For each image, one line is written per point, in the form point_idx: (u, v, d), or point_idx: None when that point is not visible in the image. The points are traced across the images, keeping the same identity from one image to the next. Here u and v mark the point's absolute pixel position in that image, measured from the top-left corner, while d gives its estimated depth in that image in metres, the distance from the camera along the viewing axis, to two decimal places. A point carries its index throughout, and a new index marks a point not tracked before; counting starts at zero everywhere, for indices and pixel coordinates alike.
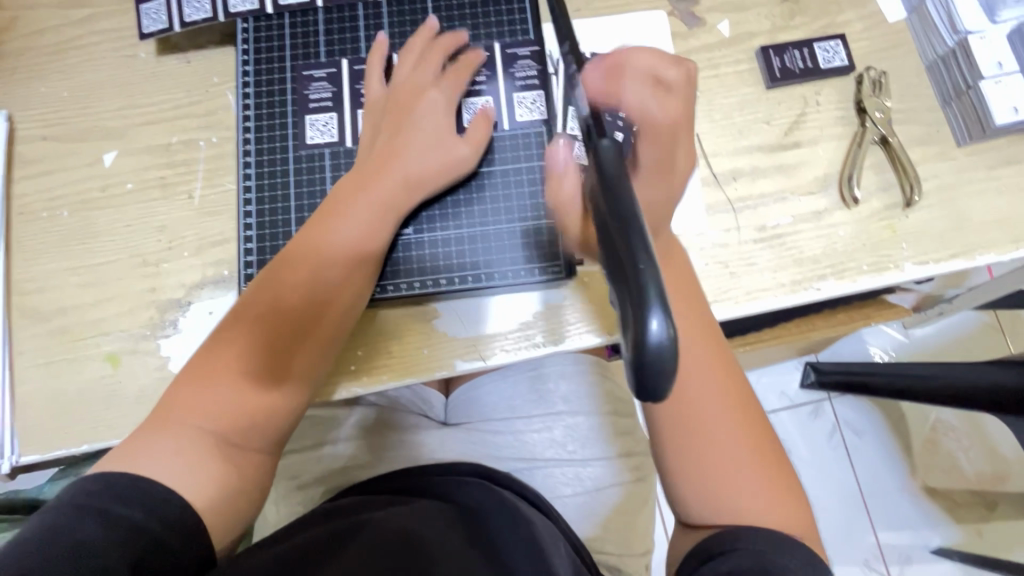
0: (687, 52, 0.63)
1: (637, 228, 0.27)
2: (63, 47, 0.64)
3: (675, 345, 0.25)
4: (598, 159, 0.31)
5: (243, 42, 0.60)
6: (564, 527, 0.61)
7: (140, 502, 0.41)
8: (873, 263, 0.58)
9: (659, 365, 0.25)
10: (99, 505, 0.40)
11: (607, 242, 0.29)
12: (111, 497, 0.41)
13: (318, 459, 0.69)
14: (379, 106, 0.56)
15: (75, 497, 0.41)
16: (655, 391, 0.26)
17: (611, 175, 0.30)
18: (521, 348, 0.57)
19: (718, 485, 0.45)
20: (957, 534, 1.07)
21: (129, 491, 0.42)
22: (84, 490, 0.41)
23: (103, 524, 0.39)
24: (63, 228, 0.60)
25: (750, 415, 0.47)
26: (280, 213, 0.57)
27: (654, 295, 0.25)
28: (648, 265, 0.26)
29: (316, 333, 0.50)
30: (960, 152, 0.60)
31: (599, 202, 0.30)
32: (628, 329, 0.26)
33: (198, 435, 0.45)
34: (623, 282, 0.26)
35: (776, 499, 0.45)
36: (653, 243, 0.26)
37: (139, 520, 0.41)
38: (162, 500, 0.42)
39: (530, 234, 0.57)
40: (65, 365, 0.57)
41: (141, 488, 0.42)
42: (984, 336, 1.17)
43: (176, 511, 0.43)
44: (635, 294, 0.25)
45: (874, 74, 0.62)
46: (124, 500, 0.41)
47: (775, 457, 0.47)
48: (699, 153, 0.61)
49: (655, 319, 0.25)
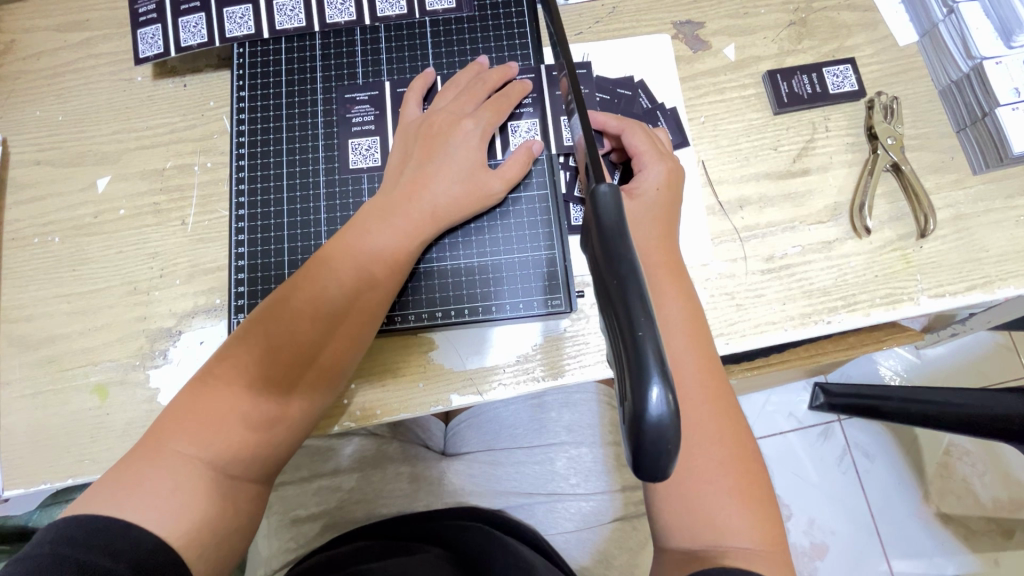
0: (692, 76, 0.62)
1: (636, 288, 0.26)
2: (60, 71, 0.63)
3: (676, 416, 0.24)
4: (595, 204, 0.30)
5: (239, 68, 0.59)
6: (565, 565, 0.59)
7: (126, 554, 0.37)
8: (885, 295, 0.56)
9: (662, 439, 0.24)
10: (83, 556, 0.36)
11: (605, 299, 0.28)
12: (95, 548, 0.36)
13: (313, 491, 0.67)
14: (412, 129, 0.54)
15: (57, 544, 0.36)
16: (657, 465, 0.25)
17: (609, 224, 0.29)
18: (520, 381, 0.55)
19: (703, 524, 0.41)
20: (974, 563, 1.03)
21: (116, 539, 0.37)
22: (66, 536, 0.37)
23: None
24: (53, 255, 0.59)
25: (744, 451, 0.43)
26: (273, 242, 0.55)
27: (655, 366, 0.24)
28: (647, 329, 0.25)
29: (321, 364, 0.46)
30: (976, 180, 0.58)
31: (597, 254, 0.29)
32: (627, 400, 0.25)
33: (190, 471, 0.41)
34: (621, 346, 0.26)
35: (767, 544, 0.41)
36: (653, 307, 0.26)
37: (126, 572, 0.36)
38: (150, 551, 0.38)
39: (538, 266, 0.55)
40: (51, 396, 0.56)
41: (131, 536, 0.38)
42: (1000, 359, 1.14)
43: (163, 563, 0.38)
44: (635, 364, 0.25)
45: (885, 100, 0.60)
46: (110, 551, 0.37)
47: (768, 497, 0.43)
48: (704, 180, 0.59)
49: (655, 390, 0.24)
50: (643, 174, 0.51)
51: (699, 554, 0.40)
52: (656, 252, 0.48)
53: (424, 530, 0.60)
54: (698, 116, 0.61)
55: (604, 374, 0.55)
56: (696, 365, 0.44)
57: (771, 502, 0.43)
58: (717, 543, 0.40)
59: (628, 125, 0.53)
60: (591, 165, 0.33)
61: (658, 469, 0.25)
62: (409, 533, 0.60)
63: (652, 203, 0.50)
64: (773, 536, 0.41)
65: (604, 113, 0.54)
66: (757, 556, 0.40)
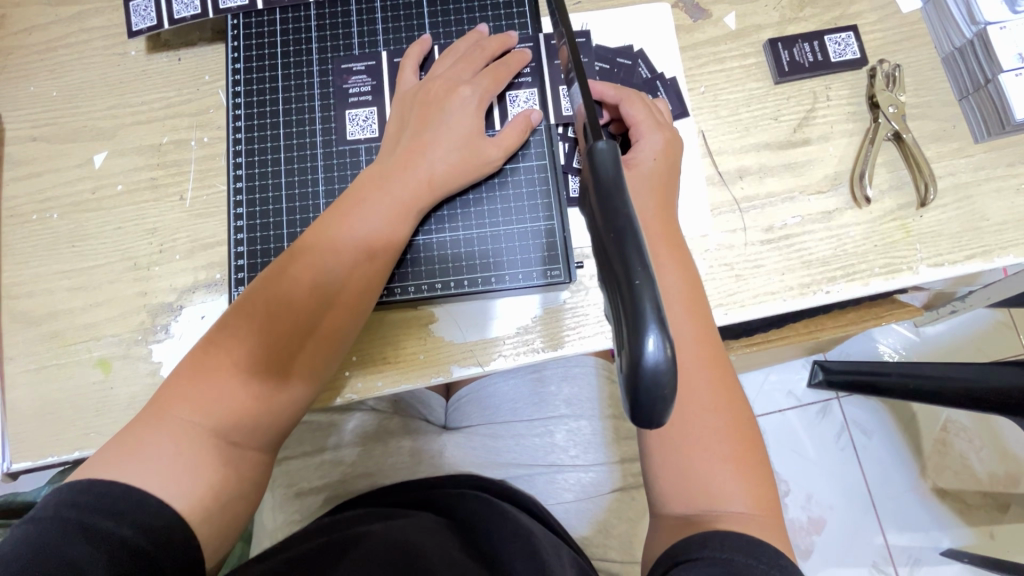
0: (692, 45, 0.61)
1: (634, 242, 0.26)
2: (52, 45, 0.63)
3: (672, 364, 0.24)
4: (594, 161, 0.30)
5: (233, 39, 0.59)
6: (565, 533, 0.60)
7: (129, 517, 0.38)
8: (885, 265, 0.56)
9: (658, 387, 0.24)
10: (85, 520, 0.37)
11: (603, 255, 0.28)
12: (97, 511, 0.37)
13: (317, 465, 0.68)
14: (409, 98, 0.54)
15: (60, 508, 0.37)
16: (654, 413, 0.25)
17: (607, 180, 0.29)
18: (520, 353, 0.56)
19: (697, 489, 0.42)
20: (969, 536, 1.05)
21: (118, 503, 0.38)
22: (69, 500, 0.38)
23: (88, 543, 0.36)
24: (52, 232, 0.59)
25: (738, 417, 0.44)
26: (272, 216, 0.55)
27: (652, 316, 0.25)
28: (645, 280, 0.25)
29: (321, 332, 0.46)
30: (977, 149, 0.58)
31: (595, 210, 0.29)
32: (624, 349, 0.25)
33: (191, 438, 0.42)
34: (619, 298, 0.26)
35: (761, 510, 0.41)
36: (650, 258, 0.26)
37: (129, 534, 0.37)
38: (153, 514, 0.39)
39: (537, 236, 0.55)
40: (55, 371, 0.56)
41: (133, 500, 0.39)
42: (999, 335, 1.14)
43: (166, 526, 0.39)
44: (633, 314, 0.25)
45: (887, 67, 0.59)
46: (112, 514, 0.38)
47: (762, 464, 0.43)
48: (703, 150, 0.59)
49: (652, 338, 0.24)
50: (643, 142, 0.51)
51: (694, 519, 0.41)
52: (653, 222, 0.48)
53: (421, 499, 0.60)
54: (698, 86, 0.60)
55: (603, 345, 0.56)
56: (693, 332, 0.45)
57: (766, 470, 0.43)
58: (711, 508, 0.41)
59: (626, 94, 0.53)
60: (589, 124, 0.33)
61: (654, 417, 0.26)
62: (409, 498, 0.61)
63: (650, 172, 0.50)
64: (766, 501, 0.42)
65: (602, 83, 0.54)
66: (750, 521, 0.40)
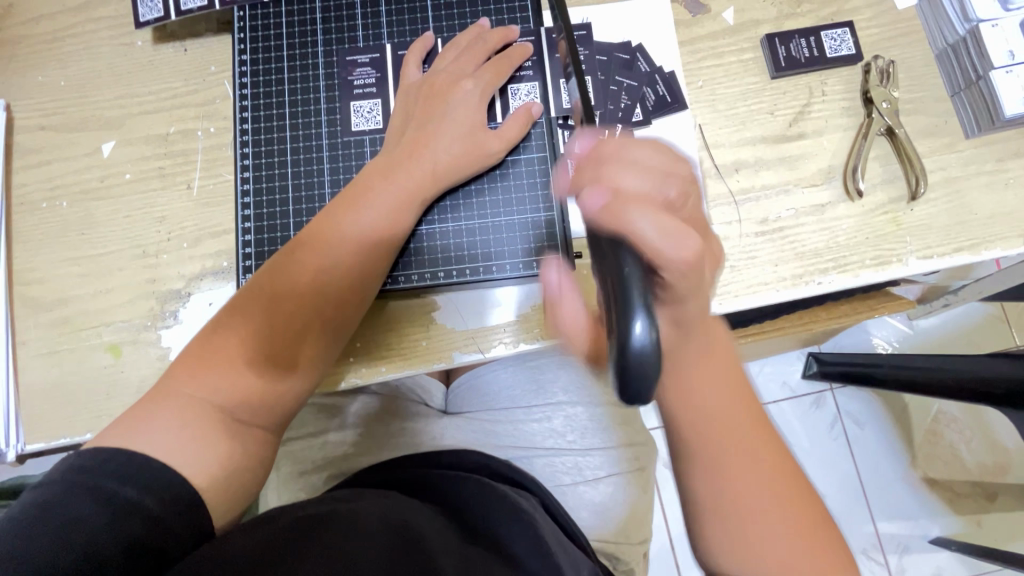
0: (691, 40, 0.62)
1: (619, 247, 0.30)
2: (59, 35, 0.63)
3: (656, 348, 0.28)
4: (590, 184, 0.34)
5: (239, 31, 0.60)
6: (557, 512, 0.62)
7: (136, 478, 0.40)
8: (875, 257, 0.58)
9: (644, 366, 0.27)
10: (93, 480, 0.39)
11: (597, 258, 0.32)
12: (105, 472, 0.39)
13: (321, 446, 0.70)
14: (413, 91, 0.55)
15: (69, 471, 0.39)
16: (641, 393, 0.28)
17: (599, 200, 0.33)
18: (521, 340, 0.57)
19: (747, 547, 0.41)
20: (956, 524, 1.07)
21: (126, 465, 0.40)
22: (80, 465, 0.40)
23: (95, 502, 0.38)
24: (61, 219, 0.60)
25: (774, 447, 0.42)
26: (278, 205, 0.56)
27: (640, 303, 0.28)
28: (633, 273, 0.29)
29: (327, 316, 0.49)
30: (968, 144, 0.59)
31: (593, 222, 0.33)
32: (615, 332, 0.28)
33: (199, 411, 0.44)
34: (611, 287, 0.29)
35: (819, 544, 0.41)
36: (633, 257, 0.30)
37: (135, 494, 0.39)
38: (158, 475, 0.41)
39: (538, 226, 0.56)
40: (67, 355, 0.57)
41: (140, 463, 0.41)
42: (990, 328, 1.16)
43: (172, 487, 0.41)
44: (622, 301, 0.28)
45: (882, 63, 0.60)
46: (120, 475, 0.40)
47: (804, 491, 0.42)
48: (701, 144, 0.60)
49: (640, 323, 0.27)
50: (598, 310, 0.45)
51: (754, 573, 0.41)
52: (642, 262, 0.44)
53: (416, 479, 0.60)
54: (696, 80, 0.61)
55: None
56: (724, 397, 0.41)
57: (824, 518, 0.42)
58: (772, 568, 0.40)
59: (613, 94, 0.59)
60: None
61: (641, 396, 0.28)
62: (404, 478, 0.60)
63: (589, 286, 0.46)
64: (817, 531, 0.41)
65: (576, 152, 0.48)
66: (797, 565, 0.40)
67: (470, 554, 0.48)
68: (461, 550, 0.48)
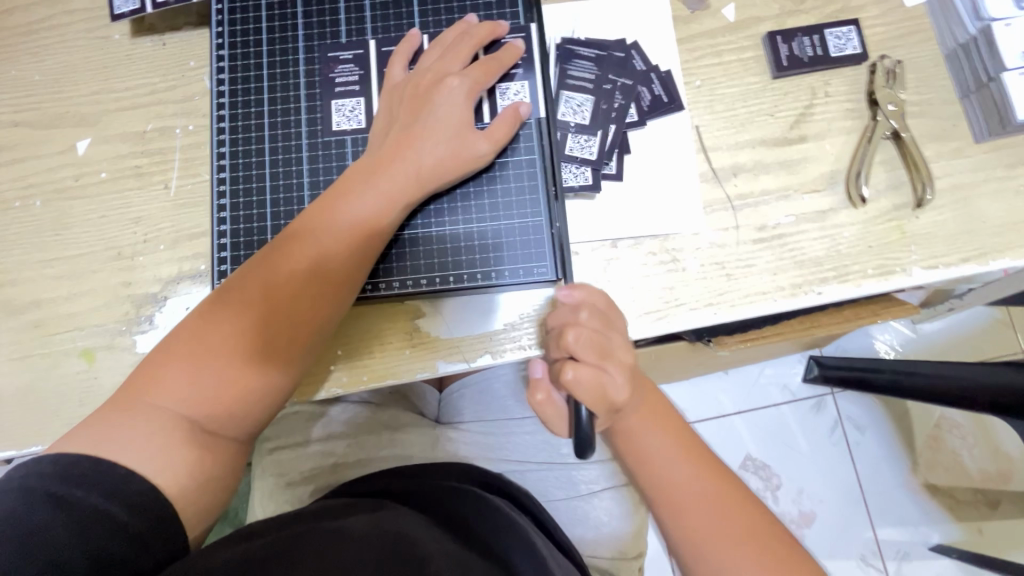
0: (689, 37, 0.59)
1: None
2: (34, 28, 0.61)
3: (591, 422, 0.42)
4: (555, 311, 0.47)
5: (219, 25, 0.57)
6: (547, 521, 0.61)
7: (101, 486, 0.38)
8: (879, 266, 0.55)
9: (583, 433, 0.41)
10: (55, 487, 0.37)
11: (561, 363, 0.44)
12: (67, 479, 0.38)
13: (306, 456, 0.68)
14: (397, 89, 0.53)
15: (29, 479, 0.38)
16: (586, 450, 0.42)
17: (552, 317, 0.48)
18: (509, 350, 0.55)
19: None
20: (957, 533, 1.05)
21: (90, 473, 0.39)
22: (41, 471, 0.38)
23: (57, 508, 0.36)
24: (35, 219, 0.58)
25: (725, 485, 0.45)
26: (256, 207, 0.54)
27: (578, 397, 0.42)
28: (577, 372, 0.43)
29: (303, 326, 0.46)
30: (977, 149, 0.57)
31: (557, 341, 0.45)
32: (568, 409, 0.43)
33: (168, 419, 0.42)
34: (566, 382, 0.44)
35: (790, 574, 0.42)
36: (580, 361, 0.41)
37: (100, 502, 0.38)
38: (124, 484, 0.39)
39: (526, 231, 0.54)
40: (39, 360, 0.56)
41: (106, 472, 0.39)
42: (996, 334, 1.13)
43: (140, 496, 0.39)
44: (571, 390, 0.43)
45: (888, 63, 0.58)
46: (83, 483, 0.38)
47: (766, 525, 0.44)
48: (697, 147, 0.58)
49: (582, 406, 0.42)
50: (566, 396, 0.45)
51: None
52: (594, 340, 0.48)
53: (403, 490, 0.58)
54: (694, 80, 0.59)
55: None
56: (665, 442, 0.46)
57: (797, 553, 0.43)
58: None
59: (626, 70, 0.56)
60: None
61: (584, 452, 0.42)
62: (382, 488, 0.59)
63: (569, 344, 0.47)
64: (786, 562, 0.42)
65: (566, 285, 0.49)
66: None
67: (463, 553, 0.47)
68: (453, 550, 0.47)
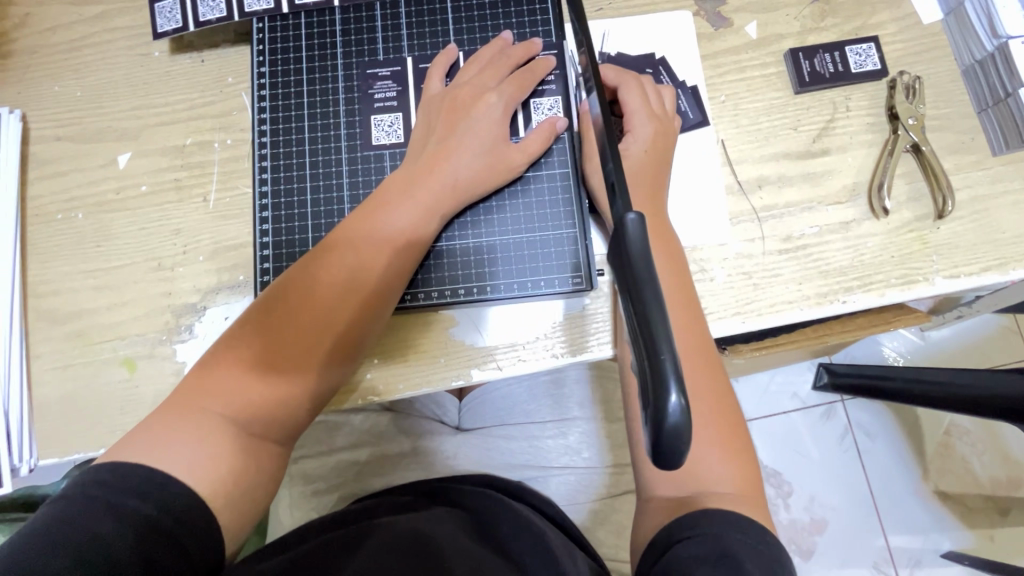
0: (713, 54, 0.61)
1: (648, 275, 0.29)
2: (77, 45, 0.63)
3: (688, 420, 0.27)
4: (621, 231, 0.31)
5: (258, 42, 0.59)
6: (567, 524, 0.60)
7: (153, 496, 0.39)
8: (901, 276, 0.57)
9: (677, 438, 0.27)
10: (112, 498, 0.38)
11: (624, 288, 0.30)
12: (124, 489, 0.39)
13: (334, 464, 0.69)
14: (435, 103, 0.54)
15: (87, 488, 0.39)
16: (671, 461, 0.28)
17: (636, 254, 0.30)
18: (540, 358, 0.56)
19: (691, 475, 0.44)
20: (969, 539, 1.06)
21: (143, 483, 0.40)
22: (97, 479, 0.39)
23: (115, 518, 0.37)
24: (77, 230, 0.60)
25: (722, 400, 0.47)
26: (297, 220, 0.56)
27: (671, 370, 0.27)
28: (657, 312, 0.28)
29: (343, 332, 0.47)
30: (995, 162, 0.58)
31: (622, 267, 0.31)
32: (649, 405, 0.27)
33: (219, 426, 0.43)
34: (640, 340, 0.29)
35: (745, 494, 0.44)
36: (662, 291, 0.29)
37: (154, 513, 0.39)
38: (175, 494, 0.40)
39: (559, 242, 0.55)
40: (81, 369, 0.57)
41: (158, 481, 0.40)
42: (1005, 341, 1.14)
43: (188, 506, 0.40)
44: (655, 371, 0.27)
45: (907, 79, 0.60)
46: (138, 493, 0.39)
47: (745, 444, 0.46)
48: (723, 159, 0.59)
49: (673, 396, 0.27)
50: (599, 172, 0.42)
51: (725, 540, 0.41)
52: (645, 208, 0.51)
53: (435, 492, 0.60)
54: (719, 95, 0.60)
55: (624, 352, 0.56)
56: (684, 332, 0.48)
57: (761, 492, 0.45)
58: (700, 489, 0.44)
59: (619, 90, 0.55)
60: (607, 143, 0.35)
61: (670, 462, 0.28)
62: (411, 495, 0.60)
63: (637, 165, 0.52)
64: (751, 486, 0.45)
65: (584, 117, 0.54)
66: (740, 501, 0.43)
67: (476, 552, 0.48)
68: (471, 552, 0.48)
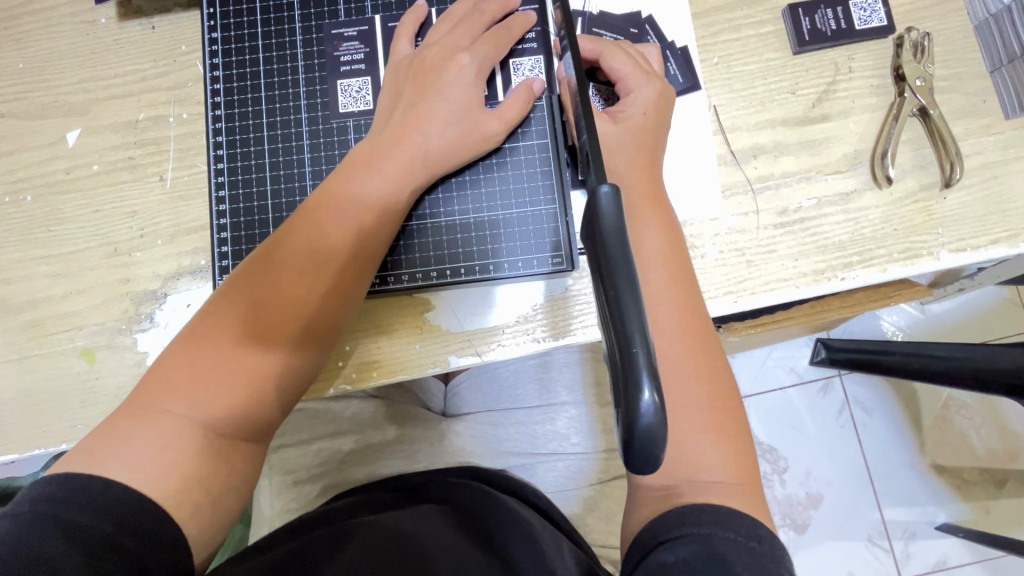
0: (705, 12, 0.56)
1: (622, 253, 0.26)
2: (15, 12, 0.58)
3: (663, 420, 0.24)
4: (593, 205, 0.27)
5: (210, 5, 0.54)
6: (553, 511, 0.59)
7: (106, 510, 0.37)
8: (904, 250, 0.53)
9: (651, 440, 0.24)
10: (63, 515, 0.36)
11: (594, 269, 0.27)
12: (77, 506, 0.36)
13: (313, 453, 0.67)
14: (403, 67, 0.50)
15: (36, 503, 0.36)
16: (646, 465, 0.25)
17: (610, 232, 0.26)
18: (520, 342, 0.53)
19: (676, 464, 0.42)
20: (965, 511, 1.05)
21: (97, 497, 0.37)
22: (46, 494, 0.37)
23: (67, 538, 0.35)
24: (26, 215, 0.56)
25: (718, 383, 0.44)
26: (256, 198, 0.52)
27: (644, 365, 0.24)
28: (629, 293, 0.25)
29: (311, 320, 0.44)
30: (1008, 126, 0.54)
31: (594, 252, 0.27)
32: (620, 405, 0.25)
33: (180, 428, 0.40)
34: (611, 330, 0.26)
35: (737, 488, 0.41)
36: (637, 274, 0.26)
37: (110, 530, 0.36)
38: (133, 506, 0.38)
39: (540, 220, 0.51)
40: (38, 361, 0.54)
41: (115, 495, 0.37)
42: (1007, 314, 1.11)
43: (148, 519, 0.38)
44: (627, 368, 0.24)
45: (915, 36, 0.55)
46: (91, 508, 0.36)
47: (742, 433, 0.43)
48: (715, 127, 0.55)
49: (646, 394, 0.24)
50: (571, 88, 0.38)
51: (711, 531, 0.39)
52: (640, 179, 0.47)
53: (419, 484, 0.58)
54: (711, 57, 0.56)
55: None
56: (677, 312, 0.44)
57: (756, 486, 0.42)
58: (689, 479, 0.41)
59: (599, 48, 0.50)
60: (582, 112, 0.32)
61: (649, 466, 0.25)
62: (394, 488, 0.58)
63: (635, 128, 0.48)
64: (746, 475, 0.42)
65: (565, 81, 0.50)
66: (729, 490, 0.41)
67: (459, 545, 0.46)
68: (454, 546, 0.46)
